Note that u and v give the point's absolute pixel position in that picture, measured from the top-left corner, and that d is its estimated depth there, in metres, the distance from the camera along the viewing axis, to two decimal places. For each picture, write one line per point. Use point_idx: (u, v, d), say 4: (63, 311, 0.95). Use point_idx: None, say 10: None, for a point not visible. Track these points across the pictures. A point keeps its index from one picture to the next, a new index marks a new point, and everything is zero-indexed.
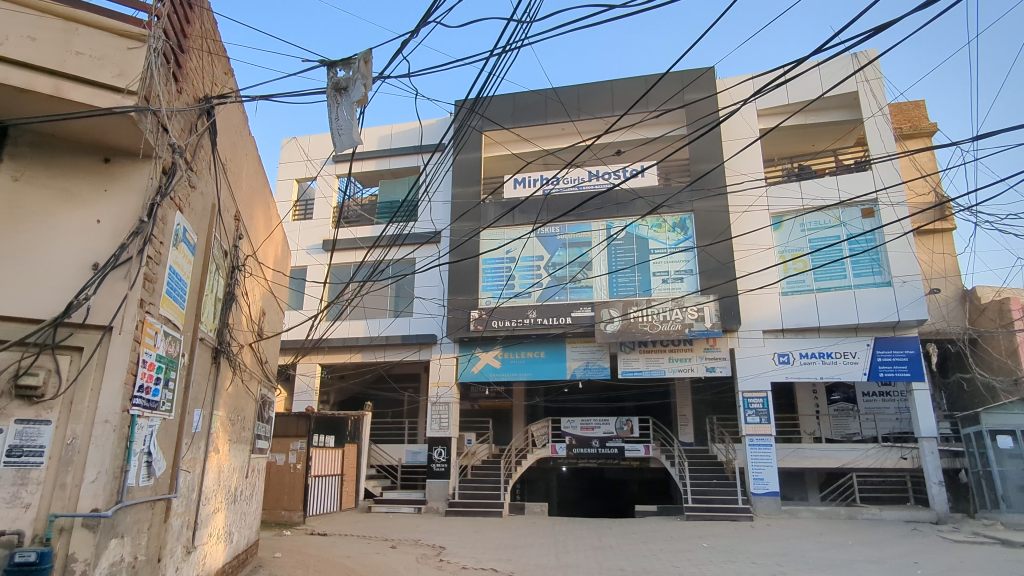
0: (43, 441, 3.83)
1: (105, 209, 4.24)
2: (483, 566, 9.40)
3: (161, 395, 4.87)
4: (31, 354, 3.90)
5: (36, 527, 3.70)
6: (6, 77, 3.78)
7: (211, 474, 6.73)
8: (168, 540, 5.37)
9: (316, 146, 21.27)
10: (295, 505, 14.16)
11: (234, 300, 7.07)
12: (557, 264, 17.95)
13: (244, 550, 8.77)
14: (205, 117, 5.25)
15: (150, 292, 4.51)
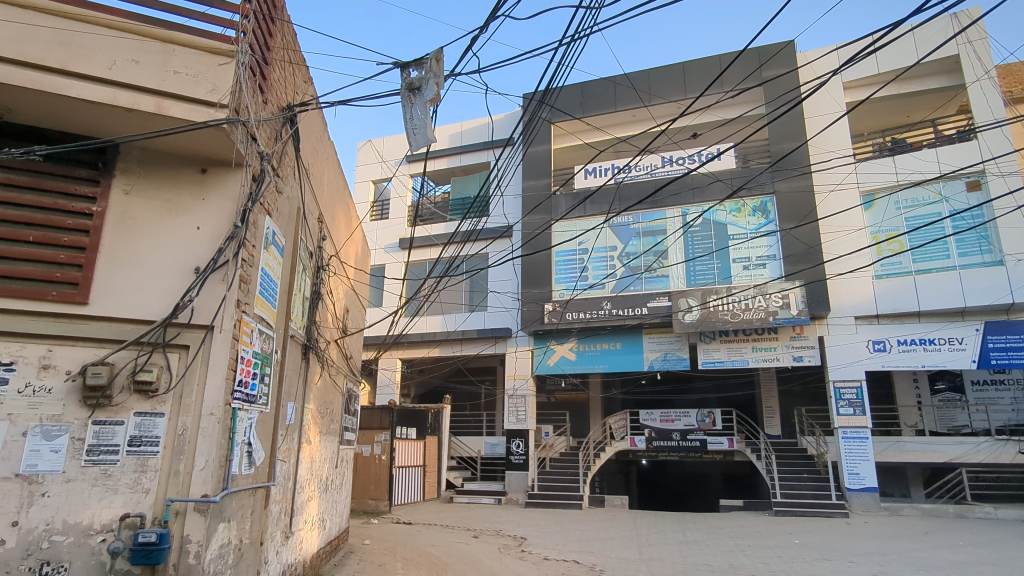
0: (158, 432, 4.17)
1: (204, 217, 4.55)
2: (564, 557, 9.44)
3: (258, 389, 5.20)
4: (145, 352, 4.24)
5: (155, 510, 4.04)
6: (115, 99, 4.09)
7: (305, 464, 7.12)
8: (268, 525, 5.73)
9: (391, 147, 21.91)
10: (382, 495, 14.72)
11: (320, 298, 7.44)
12: (631, 254, 17.67)
13: (336, 537, 9.20)
14: (290, 125, 5.54)
15: (245, 293, 4.82)
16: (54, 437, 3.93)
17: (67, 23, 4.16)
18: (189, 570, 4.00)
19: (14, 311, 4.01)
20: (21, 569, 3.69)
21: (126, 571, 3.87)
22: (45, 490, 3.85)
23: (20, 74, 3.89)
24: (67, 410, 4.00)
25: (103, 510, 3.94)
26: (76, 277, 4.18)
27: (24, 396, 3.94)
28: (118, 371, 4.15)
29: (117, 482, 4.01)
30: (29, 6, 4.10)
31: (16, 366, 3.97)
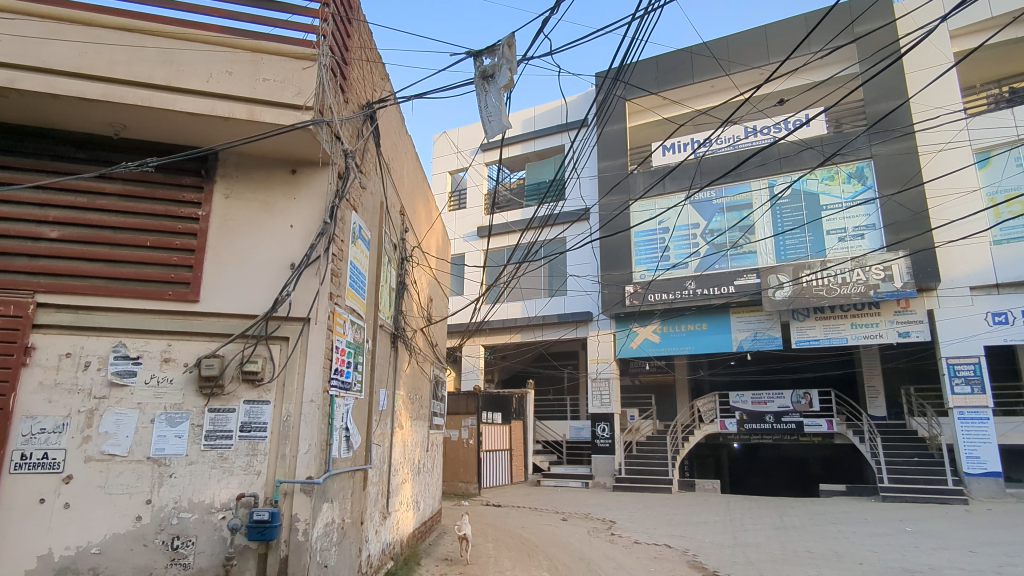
0: (266, 418, 4.47)
1: (296, 215, 4.80)
2: (656, 541, 9.34)
3: (353, 377, 5.46)
4: (250, 345, 4.54)
5: (267, 491, 4.35)
6: (213, 109, 4.37)
7: (398, 447, 7.43)
8: (367, 506, 6.03)
9: (465, 137, 22.18)
10: (471, 477, 15.16)
11: (405, 288, 7.68)
12: (715, 231, 17.04)
13: (430, 517, 9.57)
14: (370, 121, 5.73)
15: (337, 286, 5.06)
16: (177, 423, 4.31)
17: (168, 42, 4.48)
18: (299, 546, 4.29)
19: (138, 310, 4.40)
20: (156, 542, 4.08)
21: (244, 545, 4.20)
22: (171, 471, 4.23)
23: (131, 92, 4.23)
24: (186, 398, 4.36)
25: (222, 490, 4.28)
26: (188, 277, 4.53)
27: (150, 387, 4.33)
28: (228, 362, 4.47)
29: (232, 464, 4.34)
30: (136, 29, 4.44)
31: (142, 359, 4.36)
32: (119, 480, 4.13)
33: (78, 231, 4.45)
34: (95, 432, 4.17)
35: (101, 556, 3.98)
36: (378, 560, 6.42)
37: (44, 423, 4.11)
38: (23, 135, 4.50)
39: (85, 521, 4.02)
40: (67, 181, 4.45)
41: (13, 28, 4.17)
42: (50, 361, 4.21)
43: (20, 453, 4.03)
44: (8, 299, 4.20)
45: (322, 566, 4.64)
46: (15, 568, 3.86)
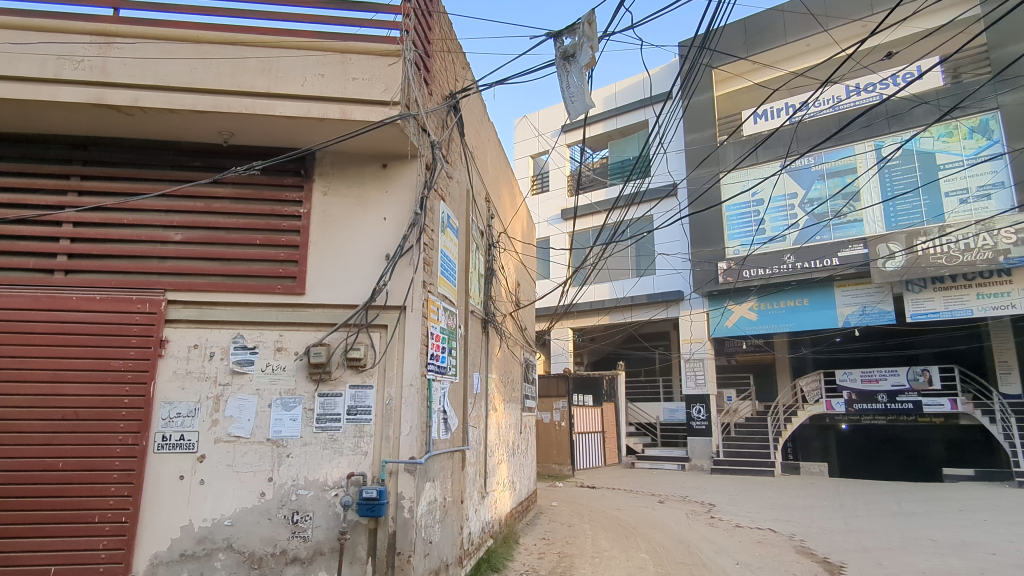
0: (370, 401, 4.73)
1: (388, 208, 5.01)
2: (759, 525, 9.04)
3: (448, 361, 5.65)
4: (352, 333, 4.80)
5: (374, 470, 4.62)
6: (309, 111, 4.61)
7: (493, 430, 7.62)
8: (467, 485, 6.25)
9: (546, 120, 22.04)
10: (564, 459, 15.29)
11: (493, 274, 7.80)
12: (815, 200, 16.02)
13: (526, 498, 9.78)
14: (454, 111, 5.85)
15: (429, 274, 5.24)
16: (291, 407, 4.65)
17: (267, 51, 4.76)
18: (406, 522, 4.54)
19: (252, 303, 4.76)
20: (279, 516, 4.45)
21: (356, 520, 4.50)
22: (289, 451, 4.57)
23: (236, 102, 4.53)
24: (298, 384, 4.69)
25: (334, 469, 4.58)
26: (294, 271, 4.84)
27: (267, 373, 4.69)
28: (334, 350, 4.75)
29: (342, 445, 4.63)
30: (237, 41, 4.75)
31: (258, 349, 4.72)
32: (244, 459, 4.51)
33: (198, 233, 4.86)
34: (221, 416, 4.57)
35: (233, 528, 4.39)
36: (479, 538, 6.65)
37: (179, 408, 4.55)
38: (147, 148, 4.95)
39: (218, 496, 4.43)
40: (186, 187, 4.85)
41: (135, 51, 4.57)
42: (181, 353, 4.65)
43: (161, 435, 4.49)
44: (142, 298, 4.66)
45: (427, 542, 4.88)
46: (163, 536, 4.32)
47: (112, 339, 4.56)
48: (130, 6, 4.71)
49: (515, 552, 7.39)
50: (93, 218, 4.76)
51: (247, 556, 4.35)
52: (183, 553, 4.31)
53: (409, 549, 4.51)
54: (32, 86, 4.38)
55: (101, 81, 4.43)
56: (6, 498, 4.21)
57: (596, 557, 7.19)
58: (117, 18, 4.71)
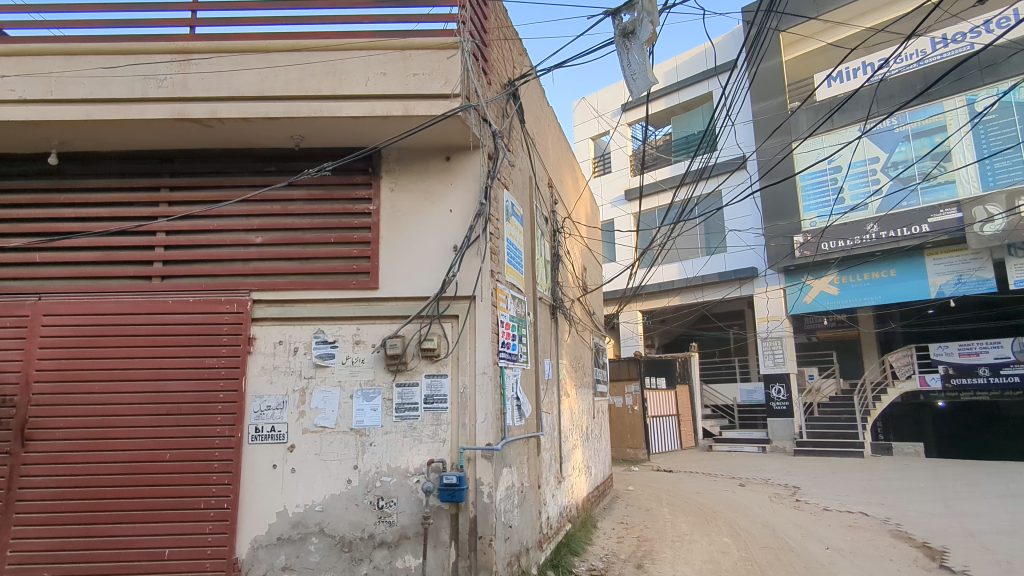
0: (445, 390, 4.85)
1: (453, 200, 5.08)
2: (850, 509, 8.64)
3: (519, 348, 5.69)
4: (425, 324, 4.92)
5: (453, 457, 4.74)
6: (373, 110, 4.73)
7: (566, 415, 7.63)
8: (543, 470, 6.31)
9: (606, 101, 21.58)
10: (639, 443, 15.13)
11: (560, 260, 7.77)
12: (899, 163, 14.99)
13: (602, 482, 9.76)
14: (514, 98, 5.85)
15: (497, 263, 5.29)
16: (372, 398, 4.82)
17: (331, 54, 4.89)
18: (485, 507, 4.64)
19: (330, 299, 4.95)
20: (366, 501, 4.65)
21: (438, 506, 4.64)
22: (371, 440, 4.76)
23: (305, 106, 4.70)
24: (377, 375, 4.86)
25: (414, 456, 4.73)
26: (367, 267, 4.99)
27: (347, 366, 4.88)
28: (409, 341, 4.89)
29: (421, 433, 4.77)
30: (303, 47, 4.91)
31: (338, 343, 4.92)
32: (331, 448, 4.73)
33: (276, 235, 5.08)
34: (307, 408, 4.80)
35: (324, 513, 4.62)
36: (557, 522, 6.71)
37: (269, 401, 4.81)
38: (226, 157, 5.22)
39: (309, 483, 4.67)
40: (263, 192, 5.09)
41: (210, 65, 4.81)
42: (268, 349, 4.91)
43: (254, 427, 4.77)
44: (230, 299, 4.94)
45: (507, 526, 4.97)
46: (261, 521, 4.60)
47: (205, 339, 4.88)
48: (204, 23, 4.96)
49: (594, 536, 7.40)
50: (182, 226, 5.07)
51: (338, 539, 4.58)
52: (280, 537, 4.58)
53: (490, 534, 4.61)
54: (123, 106, 4.70)
55: (182, 96, 4.70)
56: (122, 486, 4.60)
57: (676, 541, 7.09)
58: (193, 35, 4.97)
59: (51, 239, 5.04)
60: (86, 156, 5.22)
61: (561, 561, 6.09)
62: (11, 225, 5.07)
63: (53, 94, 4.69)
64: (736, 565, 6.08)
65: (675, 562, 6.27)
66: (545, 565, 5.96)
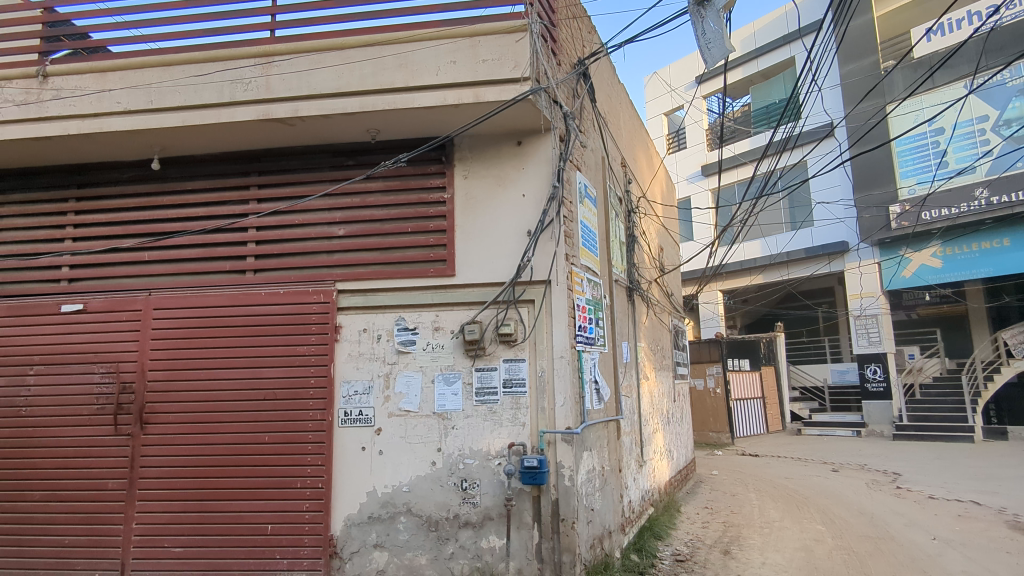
0: (524, 374, 4.89)
1: (526, 184, 5.08)
2: (958, 497, 8.03)
3: (596, 332, 5.64)
4: (502, 309, 4.96)
5: (533, 440, 4.78)
6: (445, 98, 4.77)
7: (646, 398, 7.51)
8: (624, 454, 6.26)
9: (679, 74, 20.71)
10: (722, 427, 14.68)
11: (635, 241, 7.61)
12: (1013, 120, 13.65)
13: (685, 466, 9.57)
14: (584, 78, 5.75)
15: (571, 246, 5.25)
16: (452, 382, 4.93)
17: (401, 46, 4.97)
18: (567, 490, 4.67)
19: (410, 287, 5.08)
20: (450, 483, 4.78)
21: (520, 488, 4.71)
22: (453, 423, 4.88)
23: (380, 99, 4.82)
24: (457, 360, 4.96)
25: (495, 440, 4.81)
26: (443, 255, 5.07)
27: (428, 351, 5.01)
28: (486, 327, 4.95)
29: (501, 416, 4.84)
30: (375, 41, 5.01)
31: (419, 329, 5.06)
32: (415, 431, 4.90)
33: (357, 226, 5.24)
34: (392, 392, 4.98)
35: (411, 493, 4.80)
36: (639, 506, 6.65)
37: (356, 385, 5.02)
38: (308, 154, 5.44)
39: (395, 465, 4.85)
40: (343, 185, 5.26)
41: (290, 66, 5.01)
42: (353, 336, 5.12)
43: (343, 411, 4.99)
44: (317, 290, 5.18)
45: (589, 509, 4.97)
46: (353, 500, 4.84)
47: (295, 328, 5.14)
48: (283, 26, 5.16)
49: (678, 521, 7.27)
50: (271, 222, 5.34)
51: (425, 519, 4.75)
52: (371, 515, 4.80)
53: (572, 516, 4.62)
54: (214, 110, 4.98)
55: (267, 98, 4.93)
56: (228, 465, 4.96)
57: (765, 528, 6.86)
58: (273, 38, 5.19)
59: (156, 238, 5.44)
60: (184, 160, 5.59)
61: (644, 544, 6.04)
62: (122, 227, 5.51)
63: (153, 103, 5.05)
64: (831, 553, 5.81)
65: (764, 549, 6.07)
66: (627, 548, 5.93)
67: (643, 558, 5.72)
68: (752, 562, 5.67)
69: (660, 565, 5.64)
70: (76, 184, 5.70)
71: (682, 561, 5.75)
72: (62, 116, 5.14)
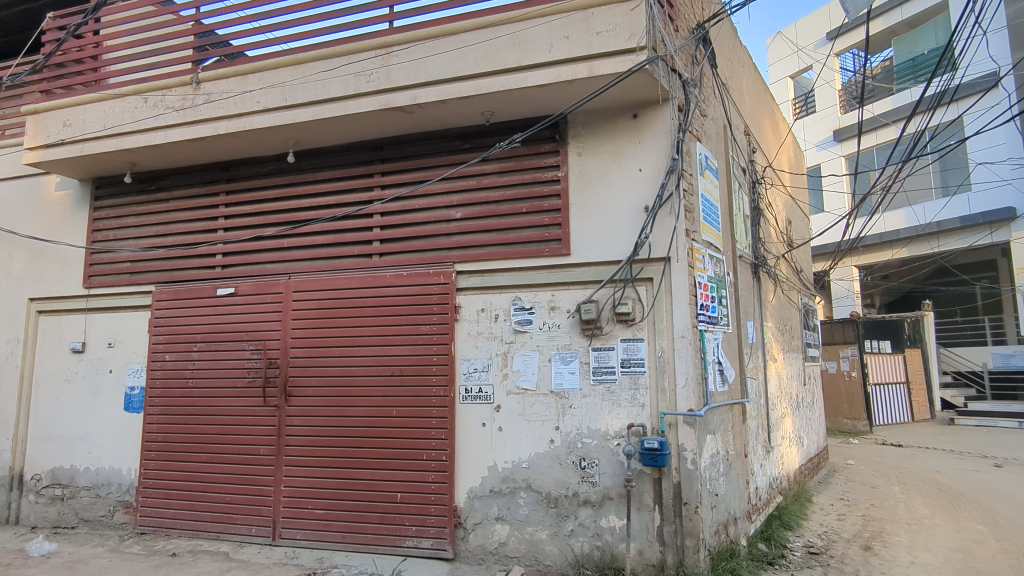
0: (643, 354, 4.77)
1: (643, 159, 4.92)
2: None
3: (719, 312, 5.38)
4: (619, 288, 4.86)
5: (654, 421, 4.68)
6: (558, 76, 4.72)
7: (773, 380, 7.09)
8: (750, 439, 5.97)
9: (807, 31, 19.00)
10: (858, 414, 13.57)
11: (760, 214, 7.15)
12: None
13: (816, 454, 8.95)
14: (704, 44, 5.44)
15: (692, 222, 5.02)
16: (569, 361, 4.93)
17: (514, 26, 4.94)
18: (689, 474, 4.52)
19: (526, 267, 5.12)
20: (568, 461, 4.81)
21: (640, 470, 4.63)
22: (571, 402, 4.88)
23: (494, 81, 4.86)
24: (574, 339, 4.95)
25: (614, 420, 4.76)
26: (558, 234, 5.05)
27: (545, 331, 5.04)
28: (603, 306, 4.89)
29: (619, 397, 4.78)
30: (487, 23, 5.01)
31: (536, 309, 5.09)
32: (533, 409, 4.96)
33: (474, 209, 5.34)
34: (510, 370, 5.07)
35: (530, 470, 4.89)
36: (767, 493, 6.32)
37: (476, 363, 5.16)
38: (426, 140, 5.61)
39: (515, 442, 4.95)
40: (460, 168, 5.37)
41: (408, 54, 5.16)
42: (472, 316, 5.26)
43: (464, 387, 5.15)
44: (437, 271, 5.37)
45: (714, 494, 4.79)
46: (476, 474, 5.01)
47: (418, 308, 5.37)
48: (401, 16, 5.32)
49: (810, 511, 6.83)
50: (394, 207, 5.59)
51: (545, 495, 4.82)
52: (492, 489, 4.95)
53: (696, 501, 4.48)
54: (342, 103, 5.28)
55: (388, 87, 5.14)
56: (361, 437, 5.32)
57: (913, 525, 6.25)
58: (392, 28, 5.37)
59: (294, 226, 5.90)
60: (315, 152, 5.98)
61: (773, 533, 5.73)
62: (264, 217, 6.02)
63: (288, 100, 5.43)
64: (995, 558, 5.19)
65: (913, 548, 5.54)
66: (755, 537, 5.67)
67: (772, 548, 5.42)
68: (899, 561, 5.20)
69: (792, 557, 5.31)
70: (225, 180, 6.29)
71: (817, 554, 5.38)
72: (213, 118, 5.69)
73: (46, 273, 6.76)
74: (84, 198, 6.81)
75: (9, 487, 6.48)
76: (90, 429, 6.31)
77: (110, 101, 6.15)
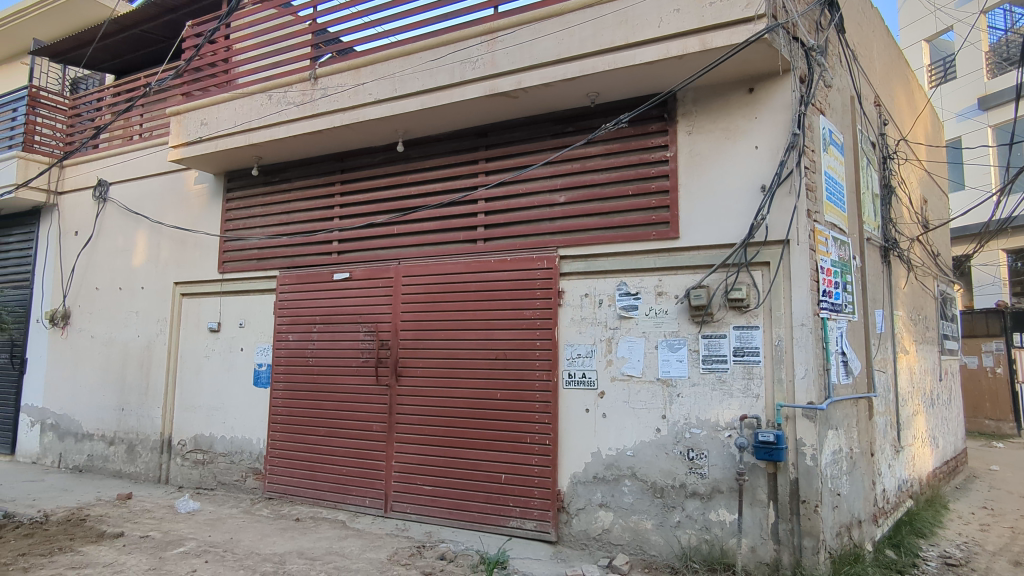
0: (758, 343, 4.51)
1: (760, 135, 4.63)
2: None
3: (843, 299, 4.98)
4: (732, 273, 4.63)
5: (769, 413, 4.43)
6: (668, 51, 4.53)
7: (904, 375, 6.48)
8: (877, 437, 5.51)
9: None
10: (1003, 415, 12.19)
11: (892, 192, 6.53)
12: None
13: (953, 458, 8.12)
14: (830, 8, 5.01)
15: (814, 201, 4.66)
16: (677, 349, 4.77)
17: (620, 2, 4.78)
18: (809, 471, 4.24)
19: (631, 252, 4.99)
20: (675, 451, 4.67)
21: (753, 463, 4.40)
22: (679, 391, 4.73)
23: (601, 61, 4.75)
24: (682, 326, 4.77)
25: (725, 411, 4.56)
26: (666, 217, 4.88)
27: (651, 317, 4.90)
28: (715, 291, 4.67)
29: (731, 387, 4.56)
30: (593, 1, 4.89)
31: (642, 294, 4.96)
32: (639, 397, 4.86)
33: (578, 192, 5.27)
34: (614, 356, 4.99)
35: (635, 458, 4.80)
36: (896, 497, 5.82)
37: (580, 349, 5.12)
38: (530, 124, 5.60)
39: (620, 429, 4.88)
40: (565, 152, 5.31)
41: (513, 39, 5.15)
42: (575, 301, 5.22)
43: (568, 372, 5.13)
44: (540, 256, 5.37)
45: (835, 494, 4.47)
46: (579, 460, 4.99)
47: (521, 293, 5.40)
48: (506, 1, 5.32)
49: (946, 519, 6.21)
50: (498, 193, 5.64)
51: (650, 484, 4.72)
52: (596, 475, 4.91)
53: (816, 500, 4.20)
54: (448, 91, 5.38)
55: (493, 73, 5.17)
56: (467, 418, 5.46)
57: None
58: (497, 14, 5.38)
59: (404, 213, 6.12)
60: (423, 140, 6.15)
61: (903, 540, 5.27)
62: (376, 205, 6.29)
63: (398, 91, 5.62)
64: None
65: None
66: (881, 542, 5.24)
67: (902, 555, 4.99)
68: None
69: (925, 567, 4.86)
70: (340, 170, 6.63)
71: (955, 566, 4.89)
72: (330, 111, 6.00)
73: (188, 259, 7.48)
74: (218, 190, 7.43)
75: (160, 450, 7.28)
76: (225, 401, 6.93)
77: (239, 100, 6.66)
